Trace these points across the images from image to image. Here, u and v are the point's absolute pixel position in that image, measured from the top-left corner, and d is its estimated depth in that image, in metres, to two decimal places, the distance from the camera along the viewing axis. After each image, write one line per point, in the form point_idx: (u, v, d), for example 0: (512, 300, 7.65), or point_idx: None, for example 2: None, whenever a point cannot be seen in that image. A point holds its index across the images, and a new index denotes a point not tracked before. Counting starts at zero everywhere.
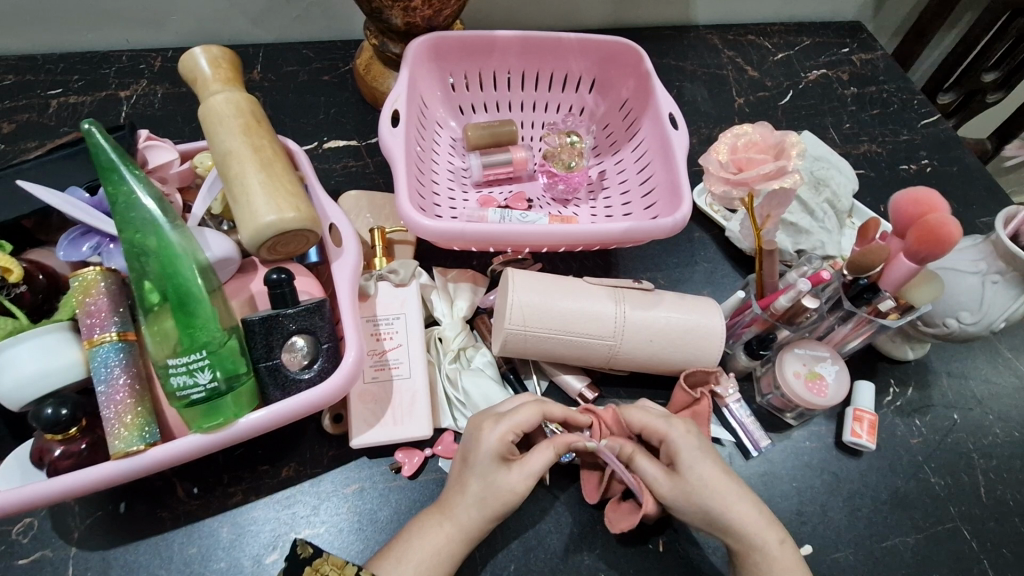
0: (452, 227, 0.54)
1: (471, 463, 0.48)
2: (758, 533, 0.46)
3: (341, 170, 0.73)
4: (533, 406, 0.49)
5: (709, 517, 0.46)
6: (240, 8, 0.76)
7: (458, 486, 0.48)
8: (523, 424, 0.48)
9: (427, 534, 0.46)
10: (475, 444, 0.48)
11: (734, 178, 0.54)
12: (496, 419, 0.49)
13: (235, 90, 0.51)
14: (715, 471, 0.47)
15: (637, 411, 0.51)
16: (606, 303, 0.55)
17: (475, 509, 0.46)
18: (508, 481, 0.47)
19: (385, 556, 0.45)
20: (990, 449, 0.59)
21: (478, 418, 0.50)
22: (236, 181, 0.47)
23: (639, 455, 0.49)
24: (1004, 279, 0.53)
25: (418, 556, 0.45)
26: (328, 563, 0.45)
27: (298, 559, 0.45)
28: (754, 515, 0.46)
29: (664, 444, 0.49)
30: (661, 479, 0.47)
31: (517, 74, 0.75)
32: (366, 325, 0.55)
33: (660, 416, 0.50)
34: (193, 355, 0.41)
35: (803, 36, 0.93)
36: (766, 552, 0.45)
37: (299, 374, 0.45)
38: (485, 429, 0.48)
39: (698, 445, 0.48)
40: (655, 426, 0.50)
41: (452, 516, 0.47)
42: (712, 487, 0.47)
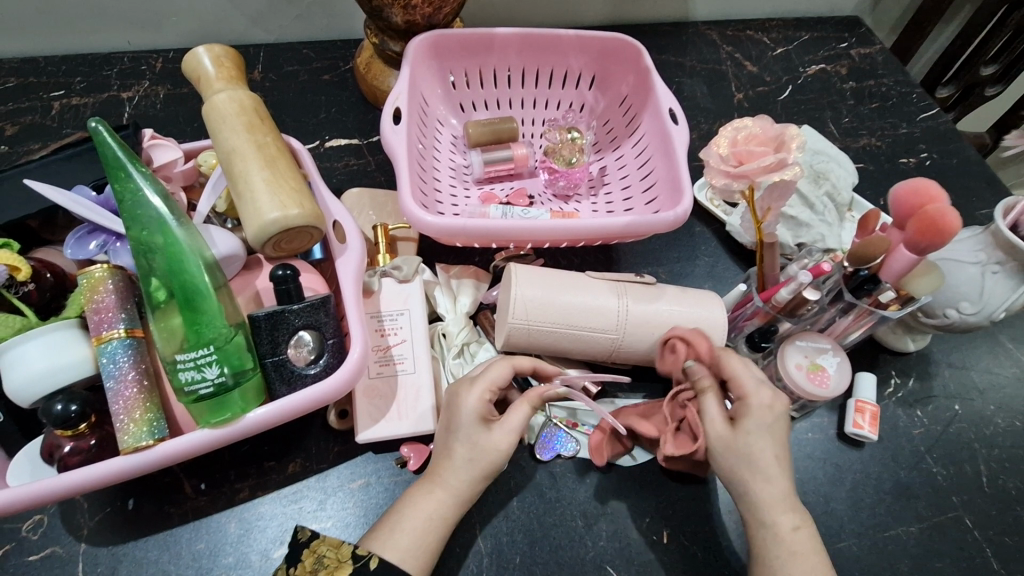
0: (454, 223, 0.55)
1: (453, 429, 0.48)
2: (772, 512, 0.45)
3: (342, 169, 0.74)
4: (504, 364, 0.50)
5: (733, 478, 0.46)
6: (241, 8, 0.76)
7: (443, 451, 0.48)
8: (497, 383, 0.49)
9: (419, 501, 0.46)
10: (455, 409, 0.48)
11: (734, 171, 0.54)
12: (472, 380, 0.49)
13: (237, 88, 0.51)
14: (772, 435, 0.46)
15: (736, 360, 0.49)
16: (608, 297, 0.55)
17: (463, 472, 0.47)
18: (491, 441, 0.47)
19: (380, 527, 0.46)
20: (991, 439, 0.60)
21: (455, 384, 0.50)
22: (241, 178, 0.48)
23: (709, 393, 0.48)
24: (1004, 269, 0.53)
25: (411, 525, 0.45)
26: (324, 544, 0.45)
27: (298, 543, 0.46)
28: (779, 494, 0.45)
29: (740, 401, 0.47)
30: (720, 427, 0.46)
31: (517, 72, 0.75)
32: (371, 321, 0.56)
33: (755, 378, 0.48)
34: (200, 350, 0.42)
35: (802, 31, 0.94)
36: (774, 530, 0.44)
37: (305, 369, 0.46)
38: (463, 393, 0.49)
39: (769, 423, 0.46)
40: (744, 382, 0.48)
41: (443, 483, 0.47)
42: (755, 462, 0.45)
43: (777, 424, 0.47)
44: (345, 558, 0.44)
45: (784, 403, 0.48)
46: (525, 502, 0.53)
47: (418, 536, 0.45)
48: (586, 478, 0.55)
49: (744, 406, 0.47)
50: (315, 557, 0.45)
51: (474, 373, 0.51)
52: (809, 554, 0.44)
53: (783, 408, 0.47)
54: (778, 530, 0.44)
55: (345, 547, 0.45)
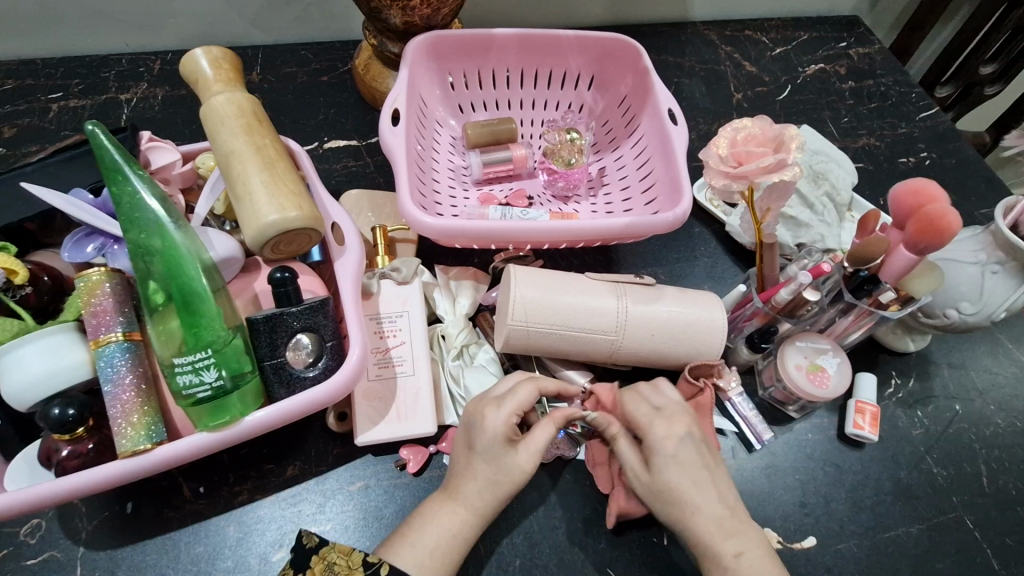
0: (453, 224, 0.55)
1: (477, 449, 0.48)
2: (713, 542, 0.45)
3: (341, 170, 0.74)
4: (529, 386, 0.50)
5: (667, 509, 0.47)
6: (239, 9, 0.76)
7: (467, 472, 0.48)
8: (524, 405, 0.49)
9: (442, 521, 0.46)
10: (479, 429, 0.48)
11: (734, 172, 0.54)
12: (498, 402, 0.49)
13: (236, 90, 0.51)
14: (682, 464, 0.48)
15: (633, 397, 0.52)
16: (608, 298, 0.55)
17: (485, 490, 0.47)
18: (516, 462, 0.47)
19: (397, 540, 0.46)
20: (992, 439, 0.60)
21: (479, 403, 0.50)
22: (239, 180, 0.48)
23: (620, 438, 0.50)
24: (1004, 269, 0.53)
25: (433, 542, 0.45)
26: (335, 551, 0.45)
27: (305, 548, 0.46)
28: (712, 522, 0.46)
29: (645, 439, 0.49)
30: (638, 471, 0.49)
31: (516, 72, 0.75)
32: (370, 323, 0.56)
33: (649, 411, 0.50)
34: (198, 353, 0.42)
35: (801, 30, 0.94)
36: (717, 558, 0.45)
37: (304, 372, 0.46)
38: (489, 413, 0.48)
39: (673, 453, 0.48)
40: (641, 419, 0.50)
41: (465, 501, 0.47)
42: (678, 496, 0.47)
43: (685, 451, 0.48)
44: (356, 565, 0.44)
45: (685, 424, 0.49)
46: (525, 504, 0.53)
47: (440, 553, 0.45)
48: (585, 480, 0.54)
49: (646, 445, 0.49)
50: (325, 563, 0.45)
51: (495, 393, 0.51)
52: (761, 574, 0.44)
53: (683, 430, 0.49)
54: (722, 558, 0.45)
55: (357, 554, 0.45)
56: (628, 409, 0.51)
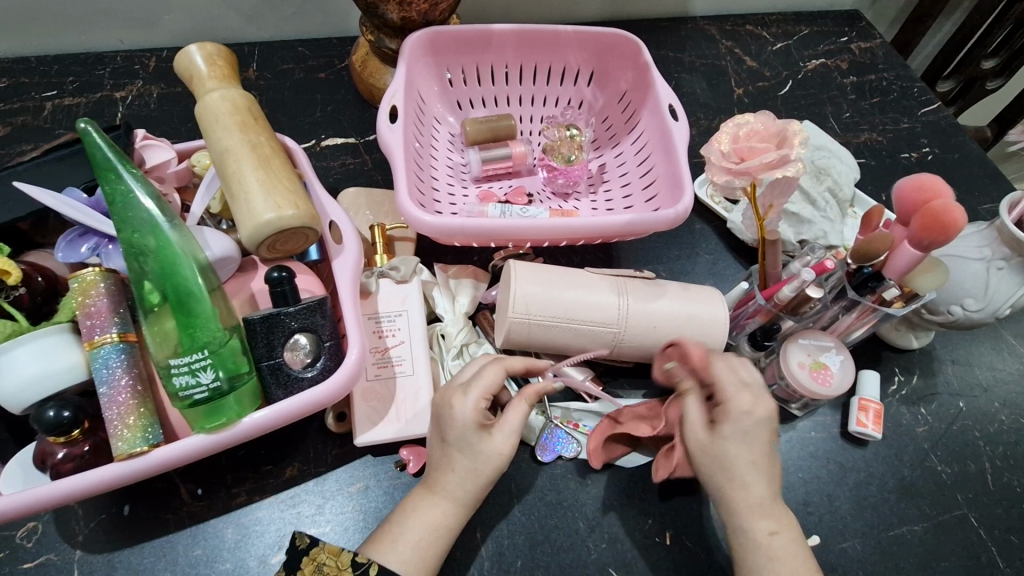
0: (451, 222, 0.54)
1: (448, 439, 0.47)
2: (749, 519, 0.45)
3: (339, 168, 0.73)
4: (495, 368, 0.49)
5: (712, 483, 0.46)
6: (234, 6, 0.76)
7: (442, 462, 0.47)
8: (491, 388, 0.48)
9: (423, 511, 0.46)
10: (449, 419, 0.47)
11: (736, 168, 0.54)
12: (467, 386, 0.48)
13: (231, 87, 0.50)
14: (750, 442, 0.46)
15: (724, 364, 0.49)
16: (609, 296, 0.54)
17: (463, 479, 0.46)
18: (491, 448, 0.46)
19: (380, 537, 0.45)
20: (995, 436, 0.59)
21: (445, 393, 0.48)
22: (235, 179, 0.47)
23: (689, 396, 0.49)
24: (1009, 265, 0.52)
25: (414, 536, 0.45)
26: (324, 552, 0.45)
27: (297, 549, 0.45)
28: (756, 501, 0.45)
29: (721, 406, 0.47)
30: (696, 428, 0.47)
31: (515, 68, 0.74)
32: (368, 322, 0.55)
33: (736, 383, 0.47)
34: (194, 354, 0.41)
35: (802, 25, 0.93)
36: (750, 536, 0.44)
37: (302, 373, 0.45)
38: (456, 402, 0.47)
39: (748, 428, 0.46)
40: (726, 387, 0.47)
41: (445, 493, 0.46)
42: (731, 468, 0.45)
43: (755, 425, 0.46)
44: (345, 566, 0.44)
45: (770, 407, 0.47)
46: (526, 505, 0.53)
47: (423, 545, 0.45)
48: (587, 479, 0.54)
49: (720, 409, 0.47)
50: (315, 565, 0.44)
51: (463, 377, 0.50)
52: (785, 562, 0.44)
53: (765, 412, 0.46)
54: (754, 534, 0.44)
55: (346, 555, 0.44)
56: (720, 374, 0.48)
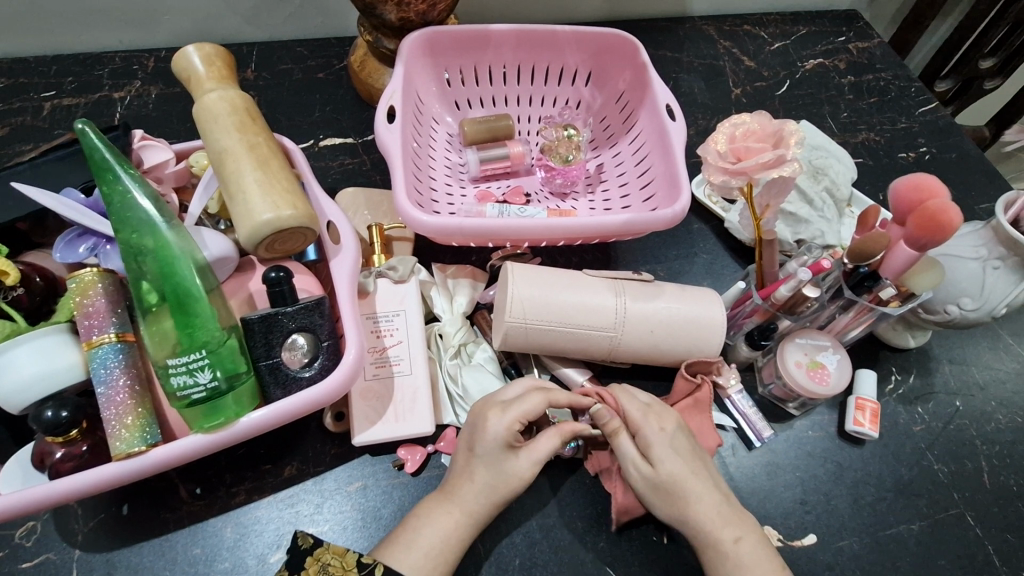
0: (449, 222, 0.54)
1: (477, 452, 0.48)
2: (714, 531, 0.47)
3: (337, 168, 0.73)
4: (539, 396, 0.49)
5: (671, 498, 0.48)
6: (232, 6, 0.76)
7: (466, 473, 0.48)
8: (529, 414, 0.48)
9: (435, 518, 0.46)
10: (481, 432, 0.48)
11: (733, 168, 0.53)
12: (505, 403, 0.49)
13: (229, 87, 0.50)
14: (684, 458, 0.49)
15: (625, 394, 0.51)
16: (606, 296, 0.55)
17: (482, 492, 0.47)
18: (516, 469, 0.47)
19: (393, 542, 0.46)
20: (992, 436, 0.59)
21: (484, 405, 0.49)
22: (233, 178, 0.47)
23: (621, 434, 0.49)
24: (1005, 265, 0.52)
25: (427, 543, 0.45)
26: (329, 552, 0.45)
27: (299, 549, 0.45)
28: (714, 512, 0.47)
29: (640, 436, 0.49)
30: (639, 464, 0.48)
31: (513, 68, 0.75)
32: (366, 322, 0.55)
33: (640, 408, 0.51)
34: (192, 354, 0.41)
35: (800, 25, 0.93)
36: (718, 546, 0.46)
37: (300, 372, 0.45)
38: (491, 417, 0.48)
39: (674, 443, 0.49)
40: (634, 416, 0.50)
41: (460, 502, 0.47)
42: (683, 487, 0.48)
43: (677, 443, 0.49)
44: (350, 566, 0.44)
45: (674, 418, 0.51)
46: (524, 505, 0.53)
47: (433, 553, 0.45)
48: (585, 478, 0.54)
49: (643, 437, 0.49)
50: (319, 565, 0.44)
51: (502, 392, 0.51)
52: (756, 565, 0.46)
53: (674, 425, 0.50)
54: (721, 545, 0.46)
55: (352, 555, 0.45)
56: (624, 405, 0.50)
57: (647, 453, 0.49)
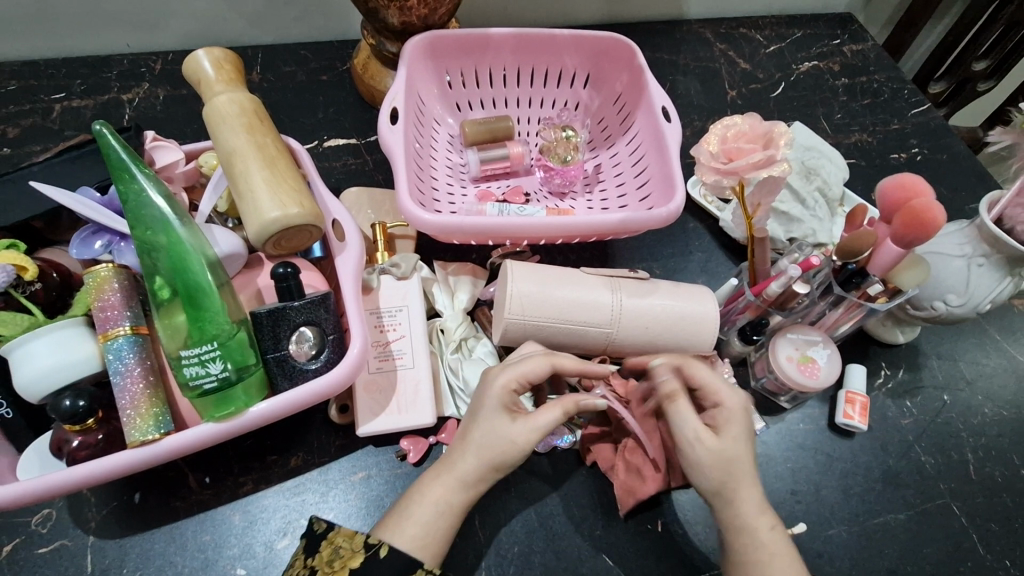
0: (451, 221, 0.56)
1: (476, 414, 0.49)
2: (754, 525, 0.46)
3: (341, 168, 0.75)
4: (543, 358, 0.50)
5: (720, 486, 0.47)
6: (238, 9, 0.78)
7: (462, 436, 0.49)
8: (530, 375, 0.50)
9: (429, 484, 0.48)
10: (482, 394, 0.49)
11: (724, 168, 0.49)
12: (503, 367, 0.50)
13: (237, 89, 0.52)
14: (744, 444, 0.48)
15: (704, 372, 0.50)
16: (602, 292, 0.56)
17: (474, 457, 0.48)
18: (510, 433, 0.47)
19: (391, 517, 0.47)
20: (979, 428, 0.61)
21: (489, 369, 0.51)
22: (241, 177, 0.48)
23: (680, 400, 0.48)
24: (989, 262, 0.53)
25: (419, 511, 0.47)
26: (341, 535, 0.46)
27: (315, 533, 0.47)
28: (757, 502, 0.47)
29: (715, 408, 0.49)
30: (699, 438, 0.47)
31: (512, 71, 0.76)
32: (370, 317, 0.57)
33: (720, 380, 0.50)
34: (203, 346, 0.43)
35: (795, 28, 0.95)
36: (759, 535, 0.46)
37: (306, 365, 0.47)
38: (493, 378, 0.50)
39: (743, 429, 0.48)
40: (713, 388, 0.49)
41: (453, 469, 0.48)
42: (737, 472, 0.47)
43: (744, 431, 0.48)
44: (358, 548, 0.45)
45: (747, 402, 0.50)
46: (522, 495, 0.54)
47: (425, 524, 0.46)
48: (582, 469, 0.56)
49: (720, 411, 0.49)
50: (331, 548, 0.46)
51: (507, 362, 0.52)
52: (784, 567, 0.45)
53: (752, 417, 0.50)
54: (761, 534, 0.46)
55: (359, 537, 0.46)
56: (695, 376, 0.50)
57: (713, 429, 0.49)
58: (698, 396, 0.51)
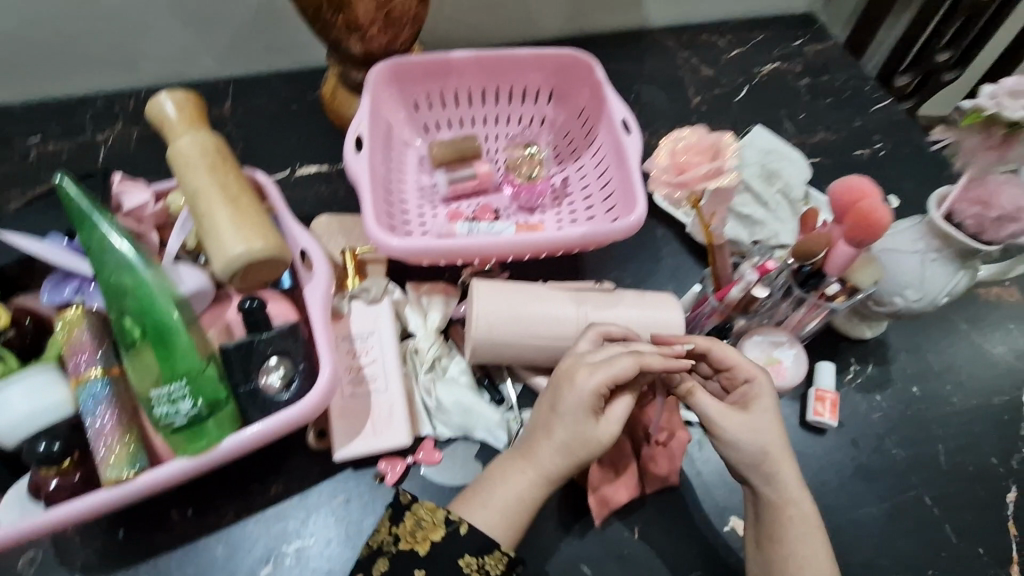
0: (417, 245, 0.58)
1: (560, 412, 0.50)
2: (783, 503, 0.50)
3: (314, 195, 0.77)
4: (630, 359, 0.50)
5: (760, 461, 0.51)
6: (207, 45, 0.80)
7: (543, 431, 0.51)
8: (618, 377, 0.50)
9: (510, 473, 0.51)
10: (567, 393, 0.50)
11: (675, 181, 0.51)
12: (587, 364, 0.51)
13: (201, 130, 0.53)
14: (772, 420, 0.52)
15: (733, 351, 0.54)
16: (567, 306, 0.57)
17: (560, 454, 0.50)
18: (596, 434, 0.50)
19: (471, 499, 0.50)
20: (948, 418, 0.62)
21: (571, 366, 0.51)
22: (206, 217, 0.50)
23: (699, 392, 0.53)
24: (942, 257, 0.54)
25: (504, 500, 0.50)
26: (423, 509, 0.50)
27: (399, 504, 0.51)
28: (793, 484, 0.51)
29: (749, 385, 0.53)
30: (729, 415, 0.52)
31: (477, 92, 0.78)
32: (342, 343, 0.58)
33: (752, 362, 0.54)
34: (173, 384, 0.44)
35: (757, 31, 0.97)
36: (795, 513, 0.50)
37: (277, 396, 0.48)
38: (579, 379, 0.50)
39: (770, 407, 0.53)
40: (748, 368, 0.54)
41: (537, 464, 0.50)
42: (775, 458, 0.51)
43: (771, 410, 0.53)
44: (440, 523, 0.49)
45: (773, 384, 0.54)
46: None
47: (505, 510, 0.49)
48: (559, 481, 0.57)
49: (753, 388, 0.53)
50: (415, 519, 0.50)
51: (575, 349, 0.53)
52: (812, 539, 0.50)
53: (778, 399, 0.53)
54: (802, 506, 0.51)
55: (441, 513, 0.50)
56: (725, 358, 0.53)
57: (744, 405, 0.53)
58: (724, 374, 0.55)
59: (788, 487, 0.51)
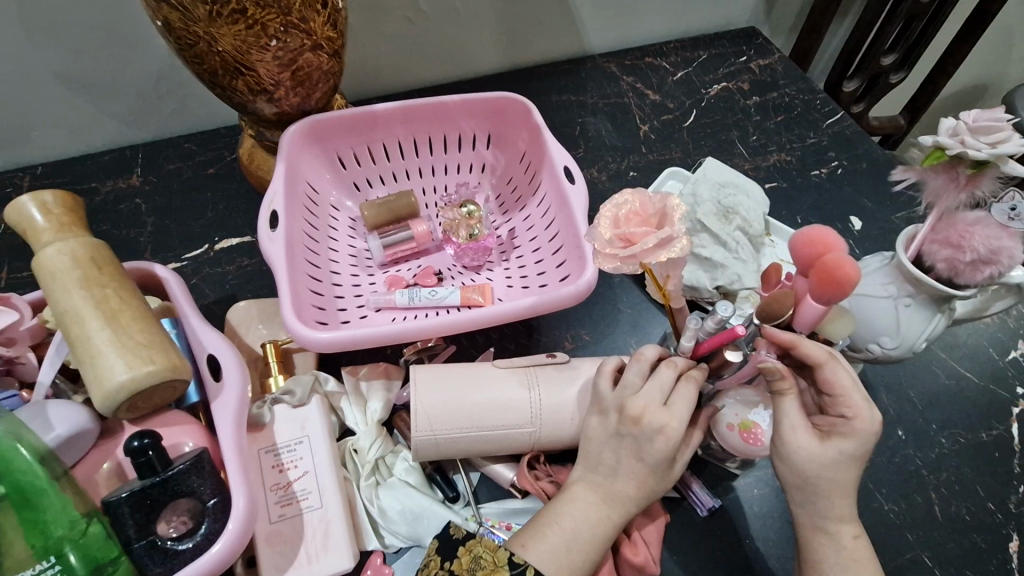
0: (343, 336, 0.51)
1: (643, 456, 0.46)
2: (836, 524, 0.47)
3: (236, 271, 0.69)
4: (693, 387, 0.47)
5: (804, 484, 0.46)
6: (106, 111, 0.73)
7: (623, 472, 0.47)
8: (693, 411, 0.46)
9: (580, 509, 0.47)
10: (655, 439, 0.46)
11: (623, 255, 0.44)
12: (670, 408, 0.46)
13: (70, 236, 0.45)
14: (851, 460, 0.46)
15: (832, 369, 0.46)
16: (517, 390, 0.52)
17: (638, 496, 0.47)
18: (673, 473, 0.48)
19: (530, 534, 0.47)
20: (938, 462, 0.58)
21: (652, 404, 0.46)
22: (81, 343, 0.42)
23: (786, 399, 0.46)
24: (916, 302, 0.50)
25: (568, 541, 0.46)
26: (481, 545, 0.47)
27: (453, 539, 0.49)
28: (843, 511, 0.47)
29: (849, 421, 0.45)
30: (806, 437, 0.45)
31: (408, 143, 0.72)
32: (264, 457, 0.51)
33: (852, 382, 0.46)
34: (40, 564, 0.37)
35: (700, 50, 0.93)
36: (839, 544, 0.47)
37: (180, 544, 0.40)
38: (668, 422, 0.45)
39: (854, 452, 0.45)
40: (854, 400, 0.45)
41: (615, 502, 0.47)
42: (834, 492, 0.46)
43: (859, 451, 0.45)
44: (501, 563, 0.46)
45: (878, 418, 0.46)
46: None
47: (568, 548, 0.46)
48: None
49: (851, 426, 0.45)
50: (472, 555, 0.47)
51: (647, 381, 0.48)
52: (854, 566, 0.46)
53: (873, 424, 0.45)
54: (841, 538, 0.47)
55: (502, 551, 0.46)
56: (836, 382, 0.45)
57: (826, 435, 0.46)
58: (826, 398, 0.47)
59: (826, 518, 0.47)
